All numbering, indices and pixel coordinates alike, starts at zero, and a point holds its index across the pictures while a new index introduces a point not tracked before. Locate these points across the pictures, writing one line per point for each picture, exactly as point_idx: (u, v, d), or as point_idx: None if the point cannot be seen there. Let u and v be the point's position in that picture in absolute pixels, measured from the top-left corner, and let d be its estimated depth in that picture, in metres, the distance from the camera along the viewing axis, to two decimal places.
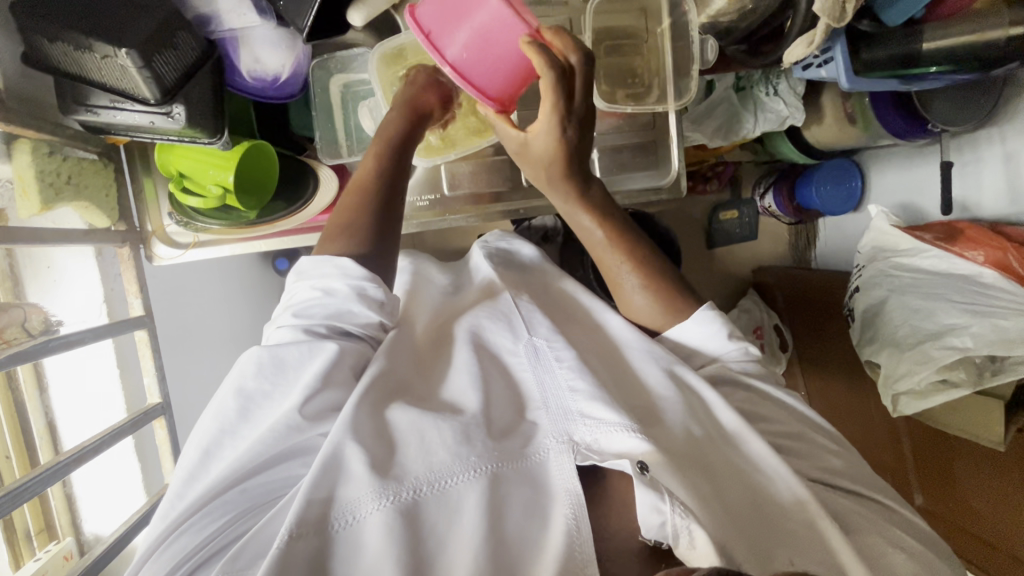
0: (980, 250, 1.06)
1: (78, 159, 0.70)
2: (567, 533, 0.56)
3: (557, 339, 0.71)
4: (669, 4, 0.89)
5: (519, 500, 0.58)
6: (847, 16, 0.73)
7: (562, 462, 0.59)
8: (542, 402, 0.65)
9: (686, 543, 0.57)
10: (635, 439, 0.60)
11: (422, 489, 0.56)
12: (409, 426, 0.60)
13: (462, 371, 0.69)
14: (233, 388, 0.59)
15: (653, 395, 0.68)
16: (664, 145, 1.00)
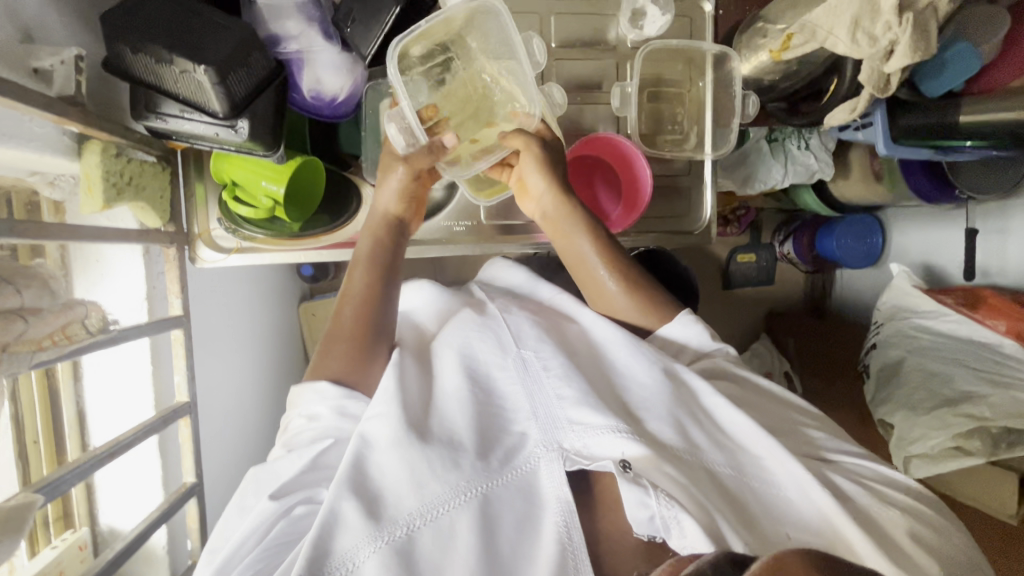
0: (1002, 320, 1.08)
1: (140, 161, 0.73)
2: (559, 538, 0.58)
3: (544, 347, 0.73)
4: (714, 59, 0.93)
5: (510, 517, 0.60)
6: (892, 87, 0.74)
7: (552, 469, 0.62)
8: (532, 413, 0.67)
9: (676, 533, 0.57)
10: (621, 439, 0.61)
11: (414, 524, 0.58)
12: (395, 462, 0.62)
13: (449, 389, 0.71)
14: (238, 505, 0.65)
15: (643, 389, 0.71)
16: (698, 192, 1.01)
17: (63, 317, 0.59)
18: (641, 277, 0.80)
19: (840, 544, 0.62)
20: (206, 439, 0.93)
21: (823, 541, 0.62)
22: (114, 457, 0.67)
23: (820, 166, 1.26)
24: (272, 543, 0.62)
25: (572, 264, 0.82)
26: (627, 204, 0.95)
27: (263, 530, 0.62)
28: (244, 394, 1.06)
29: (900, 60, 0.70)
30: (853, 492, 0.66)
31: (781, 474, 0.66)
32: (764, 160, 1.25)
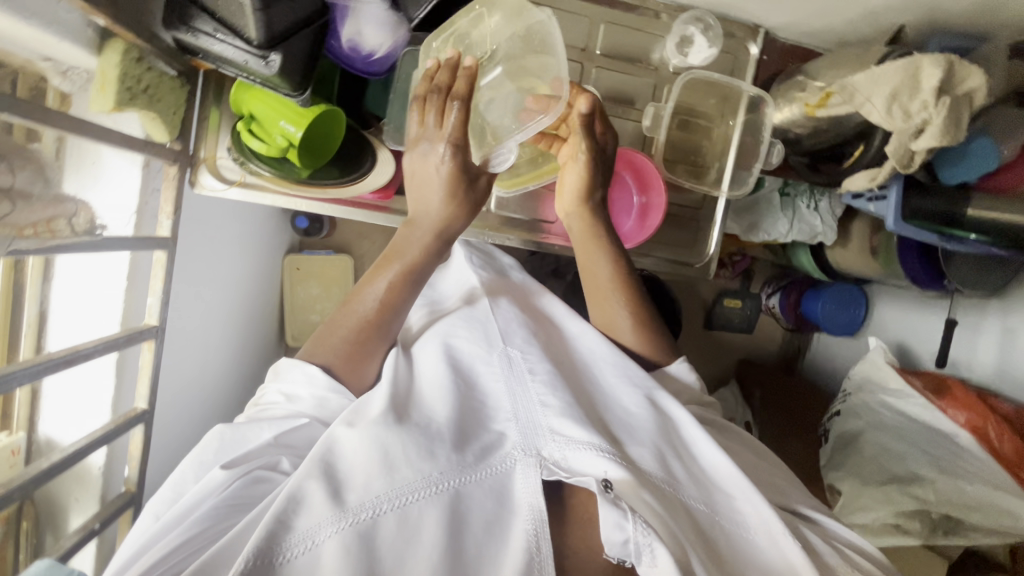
0: (964, 412, 1.12)
1: (159, 73, 0.70)
2: (528, 546, 0.59)
3: (531, 351, 0.77)
4: (749, 101, 0.94)
5: (479, 515, 0.62)
6: (915, 165, 0.75)
7: (528, 476, 0.64)
8: (513, 415, 0.70)
9: (646, 559, 0.60)
10: (601, 459, 0.64)
11: (381, 508, 0.59)
12: (368, 446, 0.63)
13: (435, 380, 0.74)
14: (196, 462, 0.67)
15: (631, 415, 0.73)
16: (707, 226, 1.02)
17: (51, 210, 0.61)
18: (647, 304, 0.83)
19: None
20: (169, 370, 0.91)
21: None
22: (70, 366, 0.67)
23: (823, 229, 1.29)
24: (225, 503, 0.63)
25: (590, 274, 0.83)
26: (638, 224, 0.93)
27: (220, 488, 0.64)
28: (213, 331, 1.04)
29: (928, 140, 0.71)
30: (817, 548, 0.68)
31: (750, 513, 0.68)
32: (772, 212, 1.28)
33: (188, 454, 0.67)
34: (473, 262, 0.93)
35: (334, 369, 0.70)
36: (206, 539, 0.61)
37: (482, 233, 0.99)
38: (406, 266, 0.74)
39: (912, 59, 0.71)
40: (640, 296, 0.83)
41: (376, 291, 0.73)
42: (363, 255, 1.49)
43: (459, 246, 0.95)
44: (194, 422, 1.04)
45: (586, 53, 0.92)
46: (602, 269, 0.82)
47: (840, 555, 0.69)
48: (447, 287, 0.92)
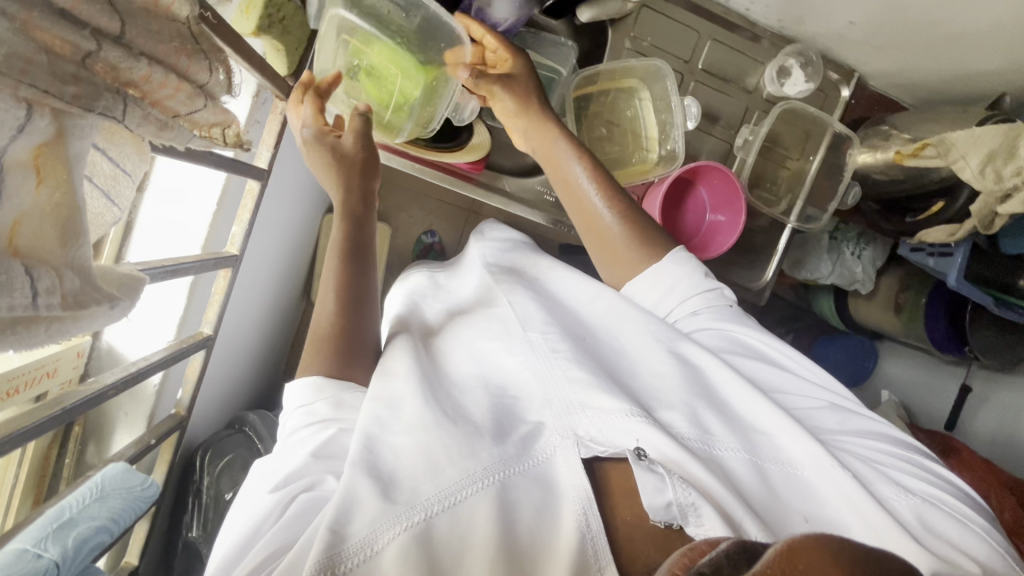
0: (968, 473, 1.23)
1: (297, 5, 0.69)
2: (578, 527, 0.50)
3: (553, 330, 0.71)
4: (833, 139, 0.97)
5: (530, 505, 0.52)
6: (995, 227, 0.79)
7: (568, 457, 0.55)
8: (545, 399, 0.62)
9: (696, 522, 0.49)
10: (635, 424, 0.56)
11: (432, 510, 0.49)
12: (407, 444, 0.56)
13: (465, 387, 0.67)
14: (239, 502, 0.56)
15: (655, 377, 0.65)
16: (768, 253, 1.04)
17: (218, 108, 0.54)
18: (636, 212, 0.77)
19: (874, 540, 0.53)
20: (232, 305, 0.90)
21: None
22: (170, 277, 0.64)
23: (861, 278, 1.34)
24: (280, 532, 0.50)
25: (582, 215, 0.77)
26: (705, 239, 0.96)
27: (276, 515, 0.52)
28: (263, 274, 1.03)
29: (1014, 205, 0.74)
30: (868, 476, 0.57)
31: (793, 450, 0.57)
32: (818, 253, 1.30)
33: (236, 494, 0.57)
34: (486, 254, 0.97)
35: (328, 369, 0.64)
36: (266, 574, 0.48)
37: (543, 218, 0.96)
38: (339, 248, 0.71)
39: (1014, 124, 0.74)
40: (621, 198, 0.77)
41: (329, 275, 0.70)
42: (403, 226, 1.49)
43: (475, 241, 1.01)
44: (231, 360, 1.03)
45: (688, 66, 0.95)
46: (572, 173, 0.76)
47: (896, 482, 0.57)
48: (466, 284, 0.94)
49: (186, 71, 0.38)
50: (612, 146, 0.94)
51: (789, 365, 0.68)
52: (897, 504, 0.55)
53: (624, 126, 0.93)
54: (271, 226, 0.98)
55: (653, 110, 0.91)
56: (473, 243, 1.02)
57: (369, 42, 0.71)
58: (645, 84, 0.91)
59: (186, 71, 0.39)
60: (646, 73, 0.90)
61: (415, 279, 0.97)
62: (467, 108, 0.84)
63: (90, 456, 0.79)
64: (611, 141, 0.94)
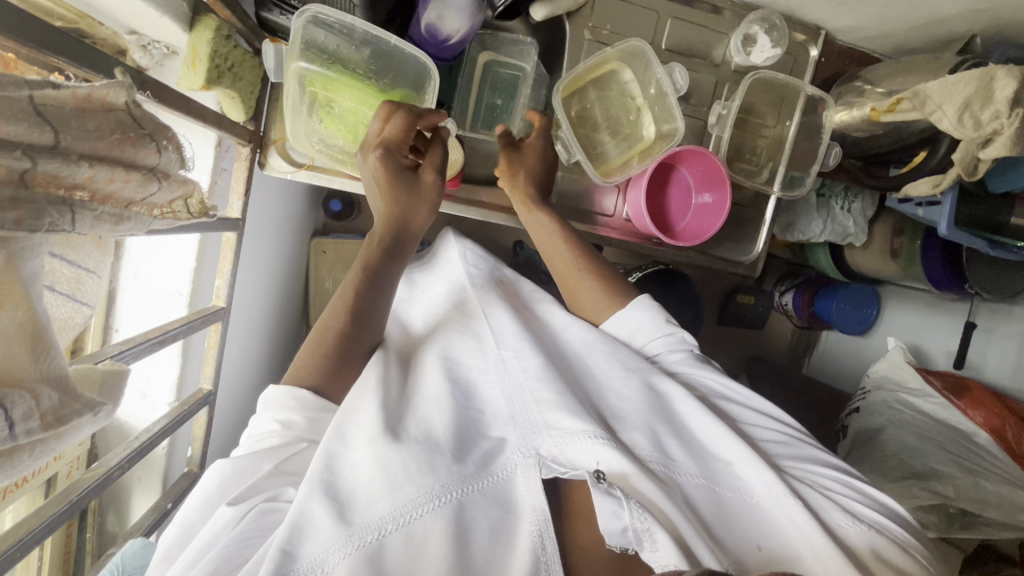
0: (980, 412, 1.24)
1: (244, 50, 0.67)
2: (533, 548, 0.60)
3: (523, 351, 0.80)
4: (808, 102, 0.95)
5: (485, 526, 0.62)
6: (979, 172, 0.79)
7: (528, 476, 0.65)
8: (511, 419, 0.72)
9: (647, 546, 0.60)
10: (597, 446, 0.65)
11: (387, 527, 0.59)
12: (370, 464, 0.64)
13: (435, 399, 0.75)
14: (201, 500, 0.63)
15: (624, 402, 0.75)
16: (756, 224, 1.03)
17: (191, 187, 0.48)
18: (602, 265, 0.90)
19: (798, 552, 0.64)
20: (229, 347, 0.92)
21: (791, 554, 0.64)
22: (162, 347, 0.64)
23: (854, 231, 1.32)
24: (236, 537, 0.60)
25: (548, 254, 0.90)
26: (694, 223, 0.94)
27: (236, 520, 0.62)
28: (256, 313, 1.02)
29: (996, 149, 0.73)
30: (816, 504, 0.68)
31: (753, 479, 0.69)
32: (808, 212, 1.29)
33: (196, 490, 0.65)
34: (464, 259, 0.98)
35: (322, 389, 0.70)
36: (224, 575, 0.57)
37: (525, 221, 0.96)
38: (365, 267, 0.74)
39: (987, 68, 0.72)
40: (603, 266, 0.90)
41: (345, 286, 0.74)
42: None
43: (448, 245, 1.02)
44: (235, 403, 1.04)
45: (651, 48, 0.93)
46: (558, 243, 0.89)
47: (849, 511, 0.69)
48: (439, 289, 0.96)
49: (133, 159, 0.38)
50: (598, 133, 0.92)
51: (764, 417, 0.79)
52: (849, 537, 0.66)
53: (610, 108, 0.92)
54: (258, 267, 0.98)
55: (639, 87, 0.91)
56: (446, 242, 1.03)
57: (322, 83, 0.69)
58: (624, 65, 0.90)
59: (134, 158, 0.38)
60: (625, 53, 0.88)
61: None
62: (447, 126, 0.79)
63: (112, 525, 0.80)
64: (600, 126, 0.92)
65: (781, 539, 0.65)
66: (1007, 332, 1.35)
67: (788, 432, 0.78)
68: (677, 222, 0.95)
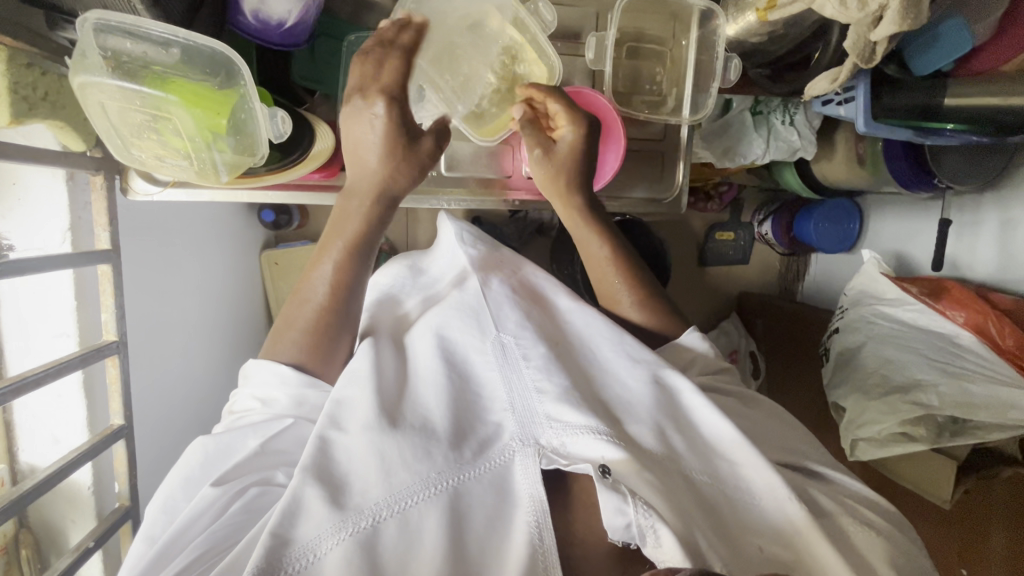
0: (962, 312, 1.16)
1: (59, 76, 0.65)
2: (531, 537, 0.60)
3: (524, 335, 0.75)
4: (700, 15, 0.87)
5: (482, 509, 0.62)
6: (877, 57, 0.70)
7: (526, 464, 0.64)
8: (509, 405, 0.69)
9: (650, 541, 0.60)
10: (600, 443, 0.64)
11: (381, 514, 0.59)
12: (363, 449, 0.63)
13: (431, 379, 0.72)
14: (183, 477, 0.66)
15: (631, 391, 0.73)
16: (674, 158, 0.97)
17: None
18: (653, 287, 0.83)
19: (796, 538, 0.65)
20: (159, 379, 0.93)
21: (791, 554, 0.65)
22: (22, 394, 0.64)
23: (801, 144, 1.23)
24: (225, 524, 0.63)
25: (587, 259, 0.84)
26: (597, 166, 0.88)
27: (219, 509, 0.64)
28: (192, 339, 1.02)
29: (886, 28, 0.65)
30: (827, 508, 0.69)
31: (758, 480, 0.68)
32: (746, 133, 1.22)
33: (169, 474, 0.66)
34: (464, 239, 0.88)
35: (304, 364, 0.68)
36: (214, 557, 0.61)
37: (422, 199, 0.93)
38: (350, 242, 0.71)
39: None
40: (626, 250, 0.83)
41: (322, 279, 0.70)
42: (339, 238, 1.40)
43: (446, 222, 0.90)
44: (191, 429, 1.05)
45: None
46: (595, 246, 0.82)
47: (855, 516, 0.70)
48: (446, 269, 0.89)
49: None
50: (473, 87, 0.83)
51: (786, 426, 0.80)
52: (852, 533, 0.68)
53: (482, 57, 0.82)
54: (180, 293, 0.98)
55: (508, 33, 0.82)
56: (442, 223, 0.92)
57: (141, 101, 0.63)
58: (488, 10, 0.80)
59: None
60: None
61: (391, 268, 0.91)
62: (280, 124, 0.72)
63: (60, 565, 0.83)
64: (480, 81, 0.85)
65: (781, 532, 0.66)
66: (989, 223, 1.26)
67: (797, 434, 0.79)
68: None
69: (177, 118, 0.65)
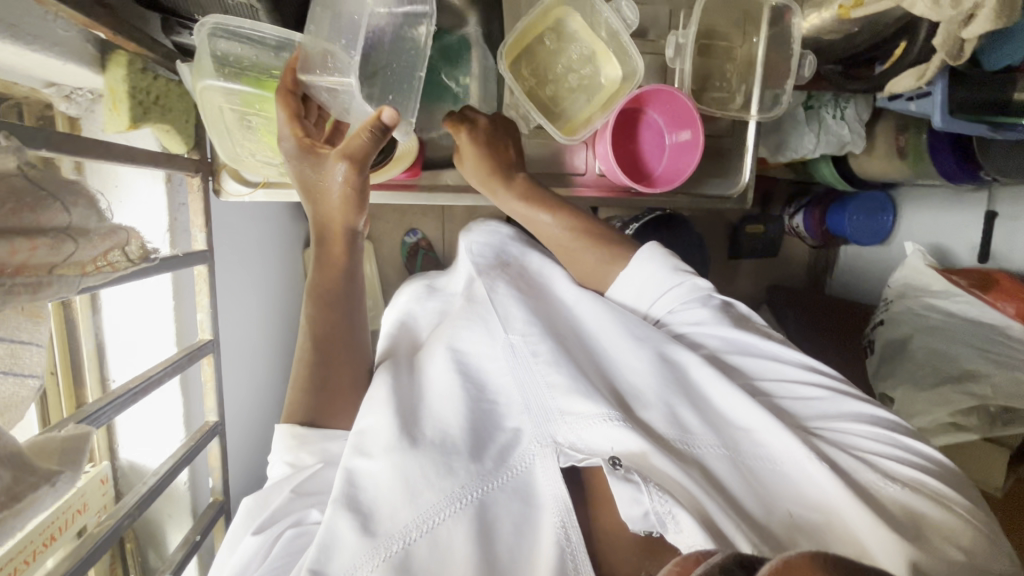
0: (1011, 302, 1.18)
1: (167, 79, 0.65)
2: (558, 539, 0.58)
3: (531, 333, 0.76)
4: (773, 13, 0.88)
5: (508, 519, 0.61)
6: (965, 55, 0.72)
7: (547, 465, 0.63)
8: (525, 407, 0.70)
9: (673, 528, 0.56)
10: (613, 430, 0.63)
11: (410, 536, 0.57)
12: (386, 470, 0.62)
13: (448, 394, 0.73)
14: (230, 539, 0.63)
15: (637, 376, 0.72)
16: (739, 154, 0.98)
17: (108, 242, 0.48)
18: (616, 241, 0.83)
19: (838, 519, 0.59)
20: (230, 377, 0.94)
21: (822, 517, 0.59)
22: (148, 392, 0.62)
23: (851, 138, 1.25)
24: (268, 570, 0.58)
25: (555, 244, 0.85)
26: (671, 165, 0.90)
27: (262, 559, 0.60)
28: (257, 337, 1.03)
29: (979, 26, 0.67)
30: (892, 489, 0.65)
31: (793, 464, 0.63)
32: (798, 128, 1.22)
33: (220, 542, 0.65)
34: (473, 252, 0.90)
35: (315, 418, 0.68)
36: None
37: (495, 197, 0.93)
38: (328, 283, 0.72)
39: None
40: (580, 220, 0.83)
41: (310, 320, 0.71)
42: (384, 235, 1.39)
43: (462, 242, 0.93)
44: (257, 426, 1.06)
45: None
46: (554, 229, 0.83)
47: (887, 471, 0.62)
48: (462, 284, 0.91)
49: (38, 223, 0.41)
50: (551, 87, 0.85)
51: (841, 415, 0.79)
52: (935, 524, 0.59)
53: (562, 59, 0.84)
54: (249, 291, 0.99)
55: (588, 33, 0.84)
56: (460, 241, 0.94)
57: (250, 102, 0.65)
58: (571, 9, 0.82)
59: (39, 222, 0.42)
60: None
61: (409, 287, 0.95)
62: None
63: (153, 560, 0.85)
64: (560, 78, 0.86)
65: (826, 513, 0.59)
66: None
67: (823, 383, 0.71)
68: (655, 168, 0.91)
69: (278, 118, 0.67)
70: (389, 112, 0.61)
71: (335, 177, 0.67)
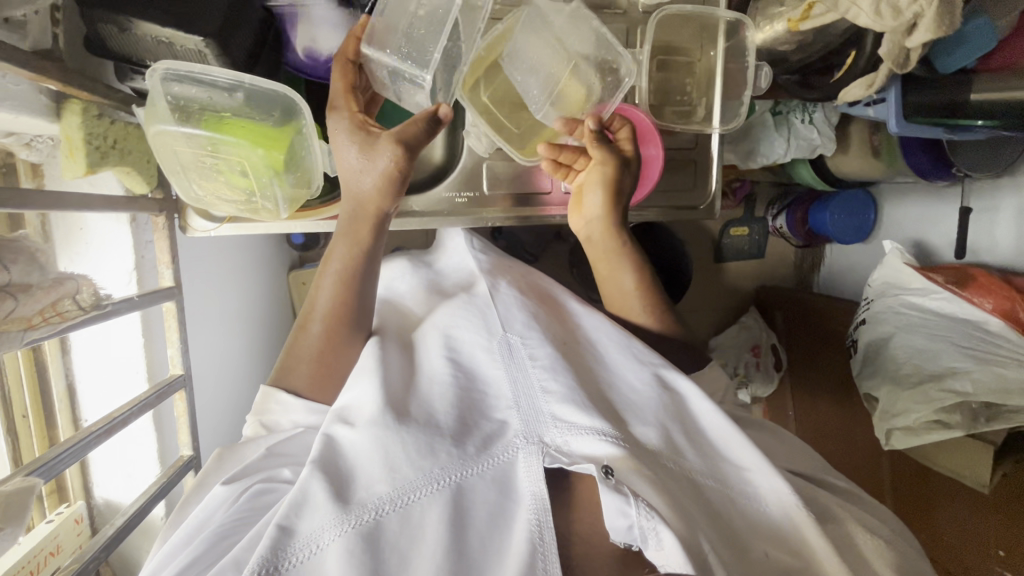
0: (989, 299, 1.17)
1: (126, 124, 0.67)
2: (530, 537, 0.58)
3: (531, 335, 0.76)
4: (727, 27, 0.89)
5: (483, 508, 0.62)
6: (911, 62, 0.73)
7: (530, 461, 0.64)
8: (514, 402, 0.69)
9: (654, 543, 0.59)
10: (602, 443, 0.64)
11: (383, 508, 0.59)
12: (370, 445, 0.63)
13: (438, 380, 0.73)
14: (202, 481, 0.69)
15: (638, 393, 0.74)
16: (706, 164, 1.00)
17: (54, 293, 0.55)
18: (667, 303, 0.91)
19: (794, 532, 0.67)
20: (205, 405, 0.95)
21: (792, 552, 0.66)
22: (112, 434, 0.63)
23: (821, 141, 1.25)
24: (233, 517, 0.62)
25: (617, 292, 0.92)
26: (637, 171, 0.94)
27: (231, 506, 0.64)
28: (234, 366, 1.03)
29: (920, 34, 0.68)
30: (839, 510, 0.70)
31: (765, 485, 0.69)
32: (768, 134, 1.24)
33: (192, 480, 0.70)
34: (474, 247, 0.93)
35: (303, 388, 0.73)
36: (220, 551, 0.60)
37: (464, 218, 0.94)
38: (347, 264, 0.74)
39: None
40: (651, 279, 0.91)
41: (325, 297, 0.74)
42: None
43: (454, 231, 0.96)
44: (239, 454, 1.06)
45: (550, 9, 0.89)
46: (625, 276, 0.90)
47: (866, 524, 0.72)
48: (452, 268, 0.94)
49: None
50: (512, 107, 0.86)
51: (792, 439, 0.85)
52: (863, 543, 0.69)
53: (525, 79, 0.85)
54: (225, 321, 0.99)
55: None
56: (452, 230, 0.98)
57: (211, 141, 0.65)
58: None
59: None
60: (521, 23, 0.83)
61: (393, 265, 0.95)
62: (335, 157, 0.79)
63: None
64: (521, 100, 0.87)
65: (783, 533, 0.67)
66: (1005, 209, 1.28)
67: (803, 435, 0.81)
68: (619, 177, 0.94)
69: (238, 154, 0.66)
70: (445, 108, 0.68)
71: (381, 161, 0.70)
